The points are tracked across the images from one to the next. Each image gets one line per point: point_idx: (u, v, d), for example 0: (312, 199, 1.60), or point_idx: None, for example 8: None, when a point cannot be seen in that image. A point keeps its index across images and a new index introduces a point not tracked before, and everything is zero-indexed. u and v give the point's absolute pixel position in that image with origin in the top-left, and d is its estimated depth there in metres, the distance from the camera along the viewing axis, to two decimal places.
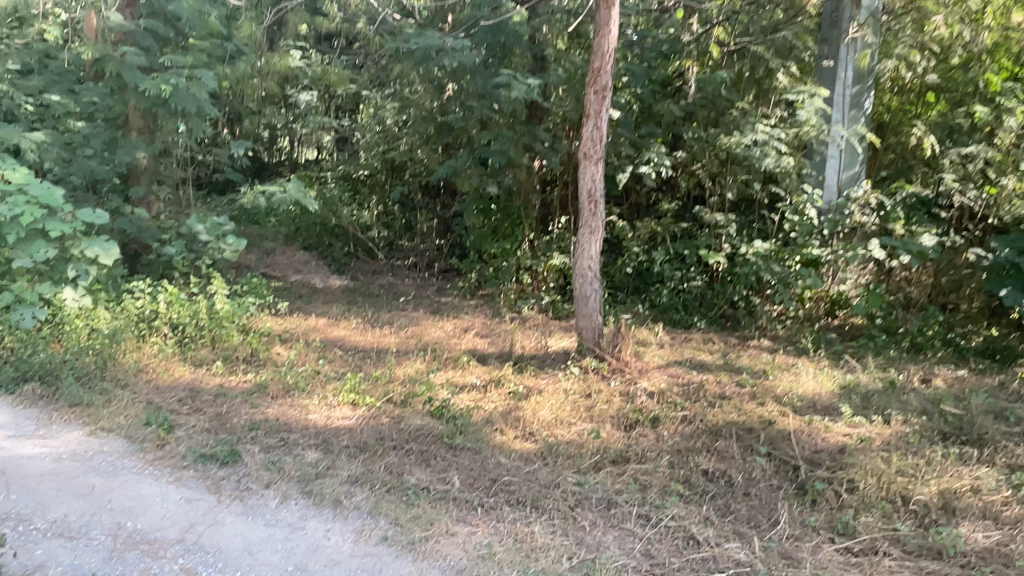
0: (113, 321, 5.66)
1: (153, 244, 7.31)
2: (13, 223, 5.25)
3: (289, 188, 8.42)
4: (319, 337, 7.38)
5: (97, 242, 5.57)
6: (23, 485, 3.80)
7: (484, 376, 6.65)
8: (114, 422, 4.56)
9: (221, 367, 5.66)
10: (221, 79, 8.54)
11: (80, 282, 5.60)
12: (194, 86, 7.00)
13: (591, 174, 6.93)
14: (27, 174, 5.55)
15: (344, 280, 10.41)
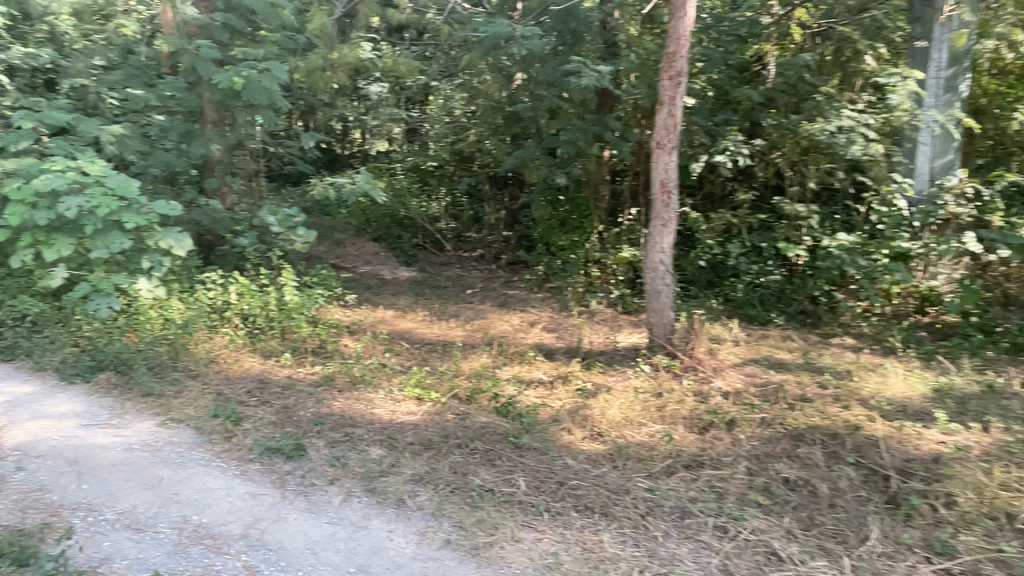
0: (187, 312, 5.78)
1: (226, 235, 7.43)
2: (91, 214, 5.38)
3: (357, 181, 8.40)
4: (386, 330, 7.36)
5: (171, 233, 5.64)
6: (95, 476, 3.86)
7: (551, 372, 6.49)
8: (184, 413, 4.60)
9: (289, 359, 5.68)
10: (293, 72, 8.63)
11: (155, 274, 5.70)
12: (264, 78, 7.02)
13: (664, 163, 6.64)
14: (106, 166, 5.68)
15: (411, 272, 10.41)
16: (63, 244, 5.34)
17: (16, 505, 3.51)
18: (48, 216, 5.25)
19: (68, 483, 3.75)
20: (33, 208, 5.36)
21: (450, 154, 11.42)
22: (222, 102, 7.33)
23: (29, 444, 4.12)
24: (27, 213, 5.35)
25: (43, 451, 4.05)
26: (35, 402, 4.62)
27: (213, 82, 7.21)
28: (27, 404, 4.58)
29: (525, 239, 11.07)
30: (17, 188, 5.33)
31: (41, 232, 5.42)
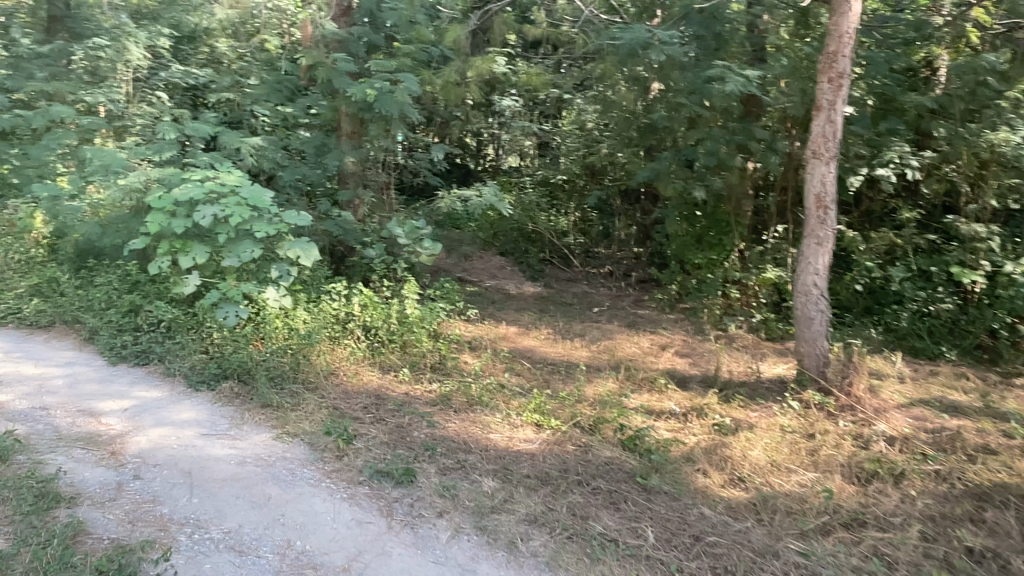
0: (311, 322, 5.66)
1: (355, 247, 7.42)
2: (224, 224, 5.44)
3: (484, 194, 8.18)
4: (507, 347, 7.07)
5: (298, 243, 5.60)
6: (206, 489, 3.79)
7: (684, 403, 5.99)
8: (299, 427, 4.47)
9: (408, 374, 5.50)
10: (427, 84, 8.62)
11: (282, 283, 5.59)
12: (397, 90, 6.97)
13: (821, 175, 5.93)
14: (242, 177, 5.76)
15: (538, 287, 10.11)
16: (197, 252, 5.42)
17: (127, 516, 3.49)
18: (184, 225, 5.35)
19: (179, 496, 3.70)
20: (172, 217, 5.49)
21: (582, 167, 10.94)
22: (356, 114, 7.36)
23: (148, 452, 4.16)
24: (167, 221, 5.48)
25: (161, 460, 4.08)
26: (161, 410, 4.71)
27: (347, 95, 7.25)
28: (153, 411, 4.69)
29: (656, 256, 10.59)
30: (159, 198, 5.49)
31: (178, 240, 5.53)
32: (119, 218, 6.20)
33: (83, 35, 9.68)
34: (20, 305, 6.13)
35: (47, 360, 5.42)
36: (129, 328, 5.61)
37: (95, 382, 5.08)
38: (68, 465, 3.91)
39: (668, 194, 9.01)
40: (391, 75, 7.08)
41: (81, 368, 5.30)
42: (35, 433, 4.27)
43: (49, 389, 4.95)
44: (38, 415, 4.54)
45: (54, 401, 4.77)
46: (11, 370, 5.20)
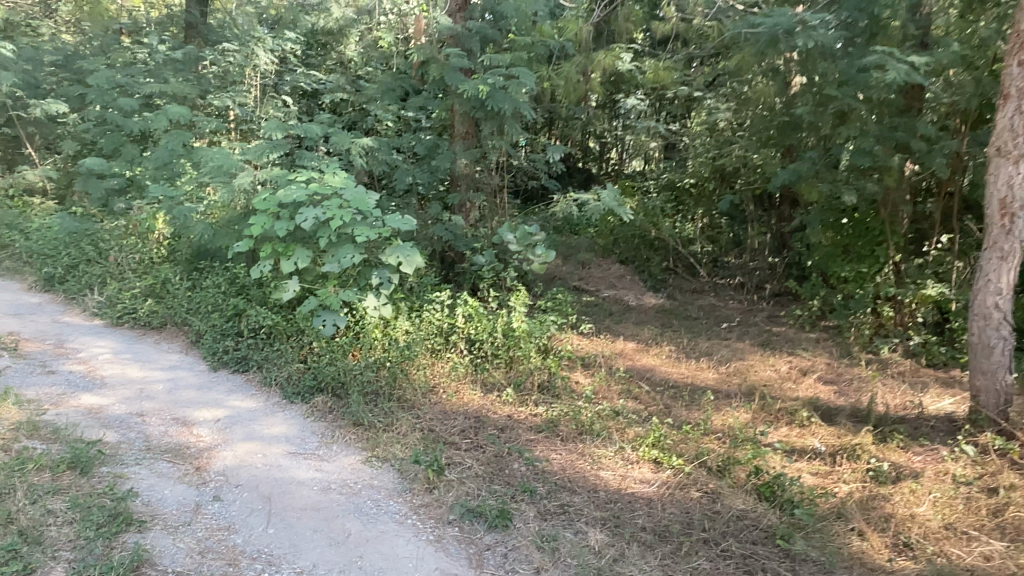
0: (412, 334, 5.25)
1: (465, 252, 7.03)
2: (326, 226, 5.17)
3: (603, 197, 7.57)
4: (624, 365, 6.43)
5: (400, 248, 5.19)
6: (283, 519, 3.43)
7: (831, 442, 5.16)
8: (390, 451, 4.08)
9: (512, 395, 5.02)
10: (544, 80, 8.15)
11: (383, 290, 5.23)
12: (511, 85, 6.56)
13: (1008, 176, 4.87)
14: (347, 178, 5.48)
15: (660, 298, 9.38)
16: (299, 256, 5.17)
17: (198, 545, 3.18)
18: (286, 228, 5.10)
19: (255, 525, 3.36)
20: (276, 219, 5.28)
21: (711, 170, 10.03)
22: (469, 112, 6.98)
23: (232, 470, 3.89)
24: (270, 224, 5.27)
25: (243, 480, 3.78)
26: (253, 422, 4.47)
27: (460, 92, 6.89)
28: (245, 423, 4.46)
29: (794, 267, 9.44)
30: (263, 200, 5.29)
31: (281, 244, 5.30)
32: (229, 220, 6.13)
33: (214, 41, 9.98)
34: (136, 307, 6.20)
35: (152, 363, 5.37)
36: (231, 333, 5.45)
37: (193, 389, 4.94)
38: (149, 481, 3.70)
39: (812, 199, 8.00)
40: (505, 70, 6.63)
41: (183, 373, 5.20)
42: (125, 441, 4.12)
43: (148, 393, 4.86)
44: (133, 421, 4.42)
45: (151, 407, 4.65)
46: (118, 373, 5.18)
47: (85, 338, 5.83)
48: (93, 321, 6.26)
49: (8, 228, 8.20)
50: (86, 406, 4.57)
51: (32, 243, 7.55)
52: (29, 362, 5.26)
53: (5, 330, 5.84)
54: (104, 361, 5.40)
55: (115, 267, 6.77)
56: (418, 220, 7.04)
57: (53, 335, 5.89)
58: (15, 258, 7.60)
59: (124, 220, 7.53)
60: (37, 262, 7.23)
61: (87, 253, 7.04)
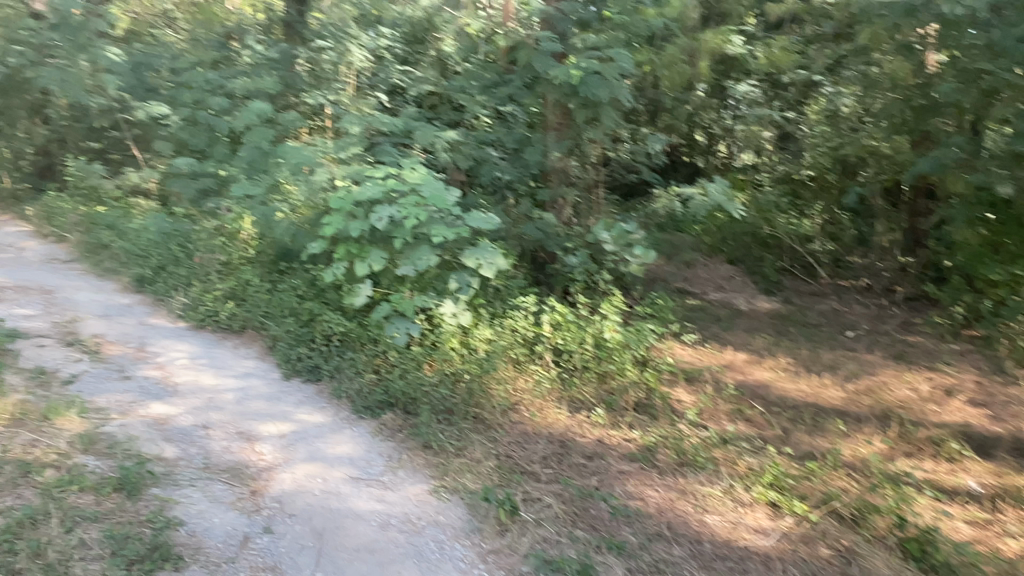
0: (492, 344, 4.75)
1: (556, 253, 6.38)
2: (400, 226, 4.75)
3: (710, 191, 6.82)
4: (735, 380, 5.71)
5: (480, 249, 4.72)
6: (333, 562, 3.01)
7: (990, 483, 4.29)
8: (461, 481, 3.60)
9: (603, 415, 4.44)
10: (645, 65, 7.47)
11: (461, 296, 4.74)
12: (607, 69, 5.96)
13: None
14: (426, 174, 5.04)
15: (774, 302, 8.47)
16: (374, 258, 4.77)
17: None
18: (360, 227, 4.71)
19: (303, 567, 2.97)
20: (351, 218, 4.91)
21: (833, 160, 9.11)
22: (562, 100, 6.43)
23: (288, 497, 3.53)
24: (345, 224, 4.90)
25: (298, 509, 3.41)
26: (318, 440, 4.11)
27: (551, 79, 6.34)
28: (310, 440, 4.11)
29: (931, 267, 8.30)
30: (339, 198, 4.92)
31: (355, 244, 4.91)
32: (307, 219, 5.84)
33: (307, 38, 9.88)
34: (218, 310, 6.04)
35: (226, 370, 5.14)
36: (306, 339, 5.10)
37: (263, 400, 4.65)
38: (201, 506, 3.38)
39: (958, 191, 7.04)
40: (601, 52, 6.02)
41: (255, 381, 4.93)
42: (184, 458, 3.85)
43: (216, 404, 4.60)
44: (197, 435, 4.15)
45: (218, 419, 4.39)
46: (190, 380, 4.97)
47: (166, 342, 5.70)
48: (178, 324, 6.15)
49: (111, 229, 8.38)
50: (153, 416, 4.36)
51: (129, 244, 7.61)
52: (107, 367, 5.15)
53: (91, 332, 5.79)
54: (180, 367, 5.23)
55: (201, 269, 6.65)
56: (506, 218, 6.54)
57: (137, 338, 5.80)
58: (113, 259, 7.71)
59: (214, 220, 7.46)
60: (132, 263, 7.27)
61: (176, 255, 6.97)
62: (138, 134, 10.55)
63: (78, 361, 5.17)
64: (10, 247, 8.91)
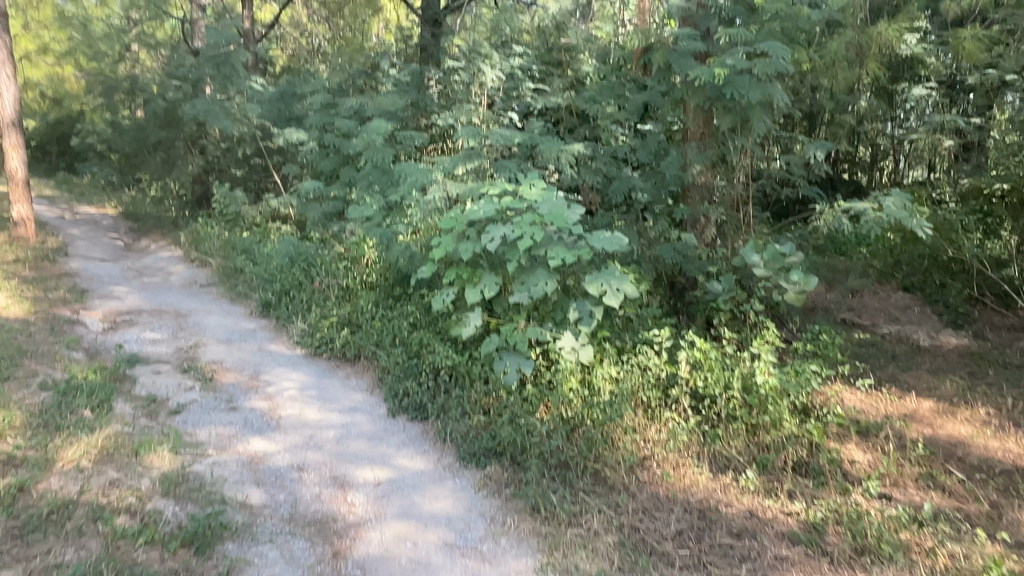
0: (618, 386, 4.05)
1: (697, 278, 5.57)
2: (515, 248, 4.18)
3: (886, 206, 5.74)
4: (922, 435, 4.64)
5: (603, 273, 4.05)
6: None
7: None
8: (574, 560, 2.96)
9: (754, 480, 3.67)
10: (804, 64, 6.50)
11: (583, 328, 4.08)
12: (757, 65, 5.12)
13: None
14: (546, 189, 4.47)
15: (964, 337, 7.10)
16: (486, 283, 4.23)
17: None
18: (469, 249, 4.21)
19: None
20: (463, 239, 4.42)
21: None
22: (704, 105, 5.68)
23: (372, 564, 3.02)
24: (457, 245, 4.42)
25: None
26: (416, 492, 3.60)
27: (692, 81, 5.61)
28: (406, 492, 3.61)
29: None
30: (450, 218, 4.45)
31: (466, 268, 4.42)
32: (423, 241, 5.42)
33: (440, 60, 9.64)
34: (333, 337, 5.74)
35: (333, 404, 4.76)
36: (413, 372, 4.63)
37: (364, 439, 4.22)
38: (274, 568, 2.94)
39: None
40: (750, 46, 5.20)
41: (359, 417, 4.52)
42: (270, 506, 3.47)
43: (316, 442, 4.22)
44: (289, 479, 3.77)
45: (315, 460, 4.00)
46: (295, 414, 4.64)
47: (280, 370, 5.48)
48: (295, 350, 5.94)
49: (246, 254, 8.52)
50: (248, 455, 4.04)
51: (260, 268, 7.63)
52: (217, 396, 4.96)
53: (210, 358, 5.71)
54: (288, 398, 4.93)
55: (320, 293, 6.44)
56: (640, 240, 5.84)
57: (253, 365, 5.64)
58: (245, 283, 7.77)
59: (337, 244, 7.29)
60: (259, 287, 7.25)
61: (298, 279, 6.83)
62: (279, 160, 10.83)
63: (189, 389, 5.03)
64: (161, 272, 9.42)
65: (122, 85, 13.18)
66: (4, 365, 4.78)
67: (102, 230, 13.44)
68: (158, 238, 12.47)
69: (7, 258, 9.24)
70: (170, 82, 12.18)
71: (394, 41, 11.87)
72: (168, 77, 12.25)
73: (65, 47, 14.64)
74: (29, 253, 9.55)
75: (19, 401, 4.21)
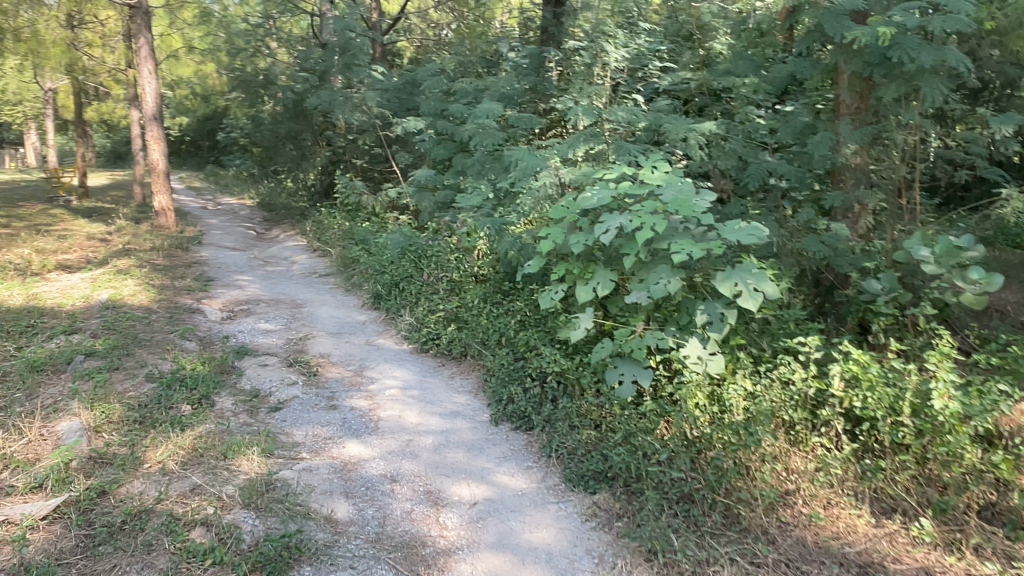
0: (755, 403, 3.39)
1: (848, 274, 4.80)
2: (633, 241, 3.66)
3: None
4: None
5: (738, 270, 3.45)
6: None
7: None
8: None
9: (930, 530, 3.04)
10: (989, 22, 5.47)
11: (712, 333, 3.48)
12: (933, 21, 4.26)
13: None
14: (671, 174, 3.91)
15: None
16: (599, 280, 3.73)
17: None
18: (580, 242, 3.73)
19: None
20: (575, 230, 3.94)
21: None
22: (862, 72, 4.86)
23: None
24: (567, 237, 3.97)
25: None
26: (514, 519, 3.21)
27: (848, 45, 4.80)
28: (504, 517, 3.22)
29: None
30: (561, 206, 3.99)
31: (578, 263, 3.94)
32: (534, 232, 4.98)
33: (562, 40, 9.11)
34: (440, 332, 5.45)
35: (433, 407, 4.41)
36: (519, 376, 4.20)
37: (463, 449, 3.83)
38: None
39: None
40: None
41: (461, 423, 4.15)
42: (356, 522, 3.13)
43: (413, 449, 3.86)
44: (380, 490, 3.42)
45: (409, 470, 3.64)
46: (394, 416, 4.31)
47: (385, 366, 5.22)
48: (402, 345, 5.70)
49: (363, 244, 8.43)
50: (341, 460, 3.73)
51: (372, 259, 7.49)
52: (319, 392, 4.74)
53: (318, 351, 5.56)
54: (389, 398, 4.62)
55: (428, 285, 6.17)
56: (780, 230, 5.11)
57: (358, 359, 5.41)
58: (359, 273, 7.64)
59: (449, 234, 7.00)
60: (371, 278, 7.08)
61: (408, 270, 6.60)
62: (398, 149, 10.73)
63: (292, 384, 4.83)
64: (285, 261, 9.60)
65: (257, 79, 13.60)
66: (117, 356, 4.82)
67: (238, 220, 14.01)
68: (287, 228, 12.81)
69: (146, 247, 9.73)
70: (300, 74, 12.38)
71: (515, 25, 11.47)
72: (298, 69, 12.46)
73: (208, 45, 15.32)
74: (167, 242, 10.01)
75: (123, 393, 4.18)
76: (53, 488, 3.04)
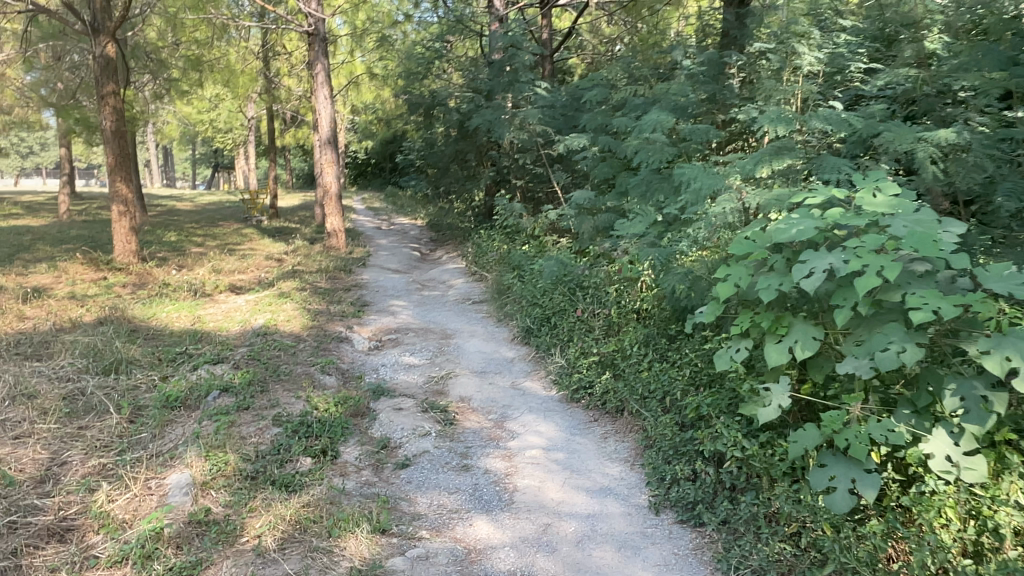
0: None
1: None
2: (847, 287, 2.72)
3: None
4: None
5: (1011, 337, 2.39)
6: None
7: None
8: None
9: None
10: None
11: (966, 425, 2.47)
12: None
13: None
14: (900, 197, 2.91)
15: None
16: (798, 337, 2.83)
17: None
18: (772, 286, 2.87)
19: None
20: (764, 271, 3.06)
21: None
22: None
23: None
24: (753, 278, 3.10)
25: None
26: None
27: None
28: None
29: None
30: (747, 238, 3.12)
31: (768, 312, 3.06)
32: (707, 268, 4.12)
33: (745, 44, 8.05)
34: (593, 381, 4.71)
35: (579, 480, 3.67)
36: (688, 452, 3.39)
37: (613, 546, 3.05)
38: None
39: None
40: None
41: (610, 507, 3.37)
42: None
43: (550, 538, 3.14)
44: None
45: (544, 568, 2.91)
46: (533, 487, 3.62)
47: (530, 418, 4.55)
48: (550, 391, 5.01)
49: (519, 270, 7.88)
50: (462, 545, 3.07)
51: (525, 287, 6.92)
52: (452, 447, 4.15)
53: (458, 395, 5.00)
54: (529, 462, 3.93)
55: (583, 322, 5.47)
56: None
57: (500, 407, 4.79)
58: (512, 302, 7.11)
59: (609, 263, 6.26)
60: (523, 309, 6.50)
61: (563, 302, 5.94)
62: (561, 169, 10.15)
63: (424, 436, 4.27)
64: (442, 285, 9.34)
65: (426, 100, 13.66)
66: (251, 393, 4.55)
67: (405, 241, 14.13)
68: (451, 249, 12.69)
69: (313, 268, 9.88)
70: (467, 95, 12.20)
71: (692, 32, 10.45)
72: (465, 90, 12.31)
73: (386, 69, 15.71)
74: (333, 264, 10.13)
75: (243, 439, 3.84)
76: (135, 566, 2.73)
